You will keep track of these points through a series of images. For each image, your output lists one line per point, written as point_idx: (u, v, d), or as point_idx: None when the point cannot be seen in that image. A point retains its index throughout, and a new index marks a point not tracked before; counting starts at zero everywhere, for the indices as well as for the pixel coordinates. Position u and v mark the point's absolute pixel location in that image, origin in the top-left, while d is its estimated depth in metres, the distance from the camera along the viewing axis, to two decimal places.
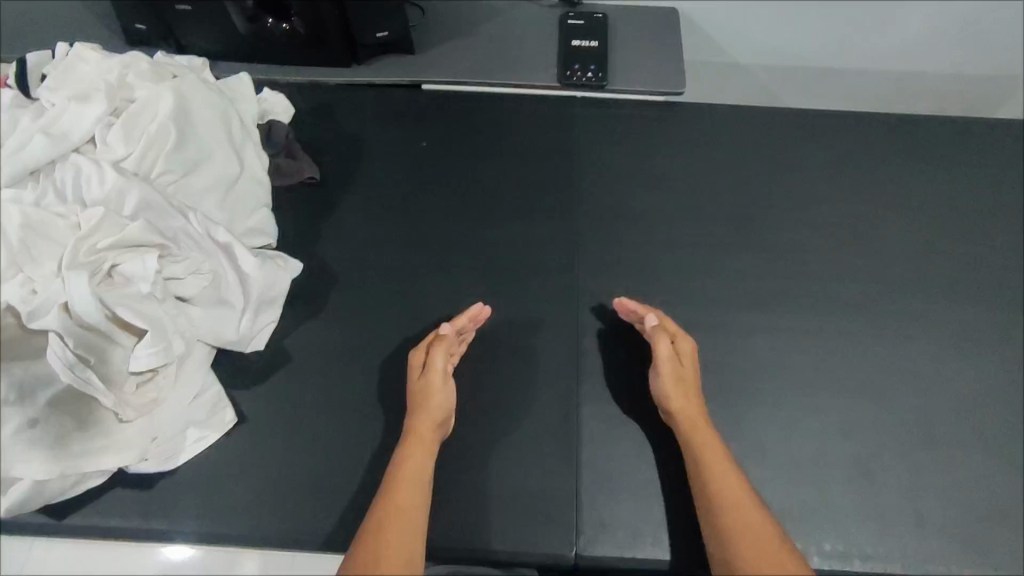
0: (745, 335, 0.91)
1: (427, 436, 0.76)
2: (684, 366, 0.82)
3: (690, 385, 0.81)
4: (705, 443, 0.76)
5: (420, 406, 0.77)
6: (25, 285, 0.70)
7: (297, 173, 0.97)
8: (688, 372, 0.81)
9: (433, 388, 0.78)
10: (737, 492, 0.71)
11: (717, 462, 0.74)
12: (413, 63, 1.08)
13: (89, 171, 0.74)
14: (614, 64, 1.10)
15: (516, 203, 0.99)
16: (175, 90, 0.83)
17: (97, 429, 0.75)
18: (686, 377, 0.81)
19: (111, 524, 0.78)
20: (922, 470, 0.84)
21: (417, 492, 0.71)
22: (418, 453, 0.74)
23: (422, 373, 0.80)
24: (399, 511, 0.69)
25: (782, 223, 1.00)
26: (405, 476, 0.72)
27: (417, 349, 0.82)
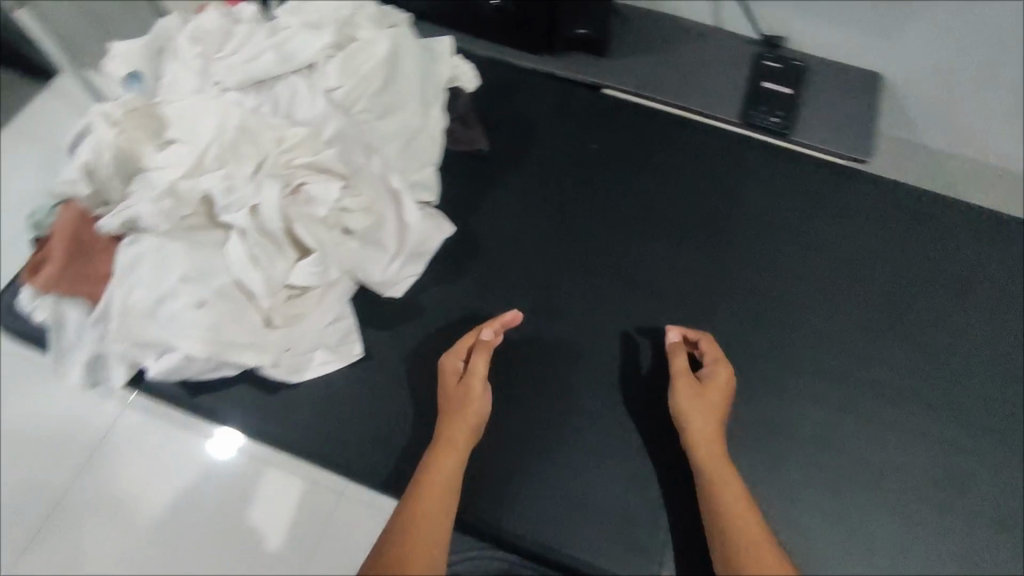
0: (871, 429, 0.86)
1: (461, 443, 0.76)
2: (702, 388, 0.79)
3: (711, 410, 0.78)
4: (722, 476, 0.73)
5: (458, 410, 0.78)
6: (224, 180, 0.77)
7: (470, 142, 1.02)
8: (709, 394, 0.79)
9: (473, 393, 0.79)
10: (754, 535, 0.68)
11: (733, 495, 0.71)
12: (600, 66, 1.10)
13: (304, 93, 0.82)
14: (801, 114, 1.07)
15: (669, 226, 0.98)
16: (394, 38, 0.88)
17: (248, 329, 0.79)
18: (705, 400, 0.78)
19: (232, 414, 0.84)
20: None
21: (445, 496, 0.72)
22: (452, 457, 0.75)
23: (458, 377, 0.81)
24: (425, 513, 0.69)
25: (949, 325, 0.92)
26: (433, 481, 0.72)
27: (453, 353, 0.82)
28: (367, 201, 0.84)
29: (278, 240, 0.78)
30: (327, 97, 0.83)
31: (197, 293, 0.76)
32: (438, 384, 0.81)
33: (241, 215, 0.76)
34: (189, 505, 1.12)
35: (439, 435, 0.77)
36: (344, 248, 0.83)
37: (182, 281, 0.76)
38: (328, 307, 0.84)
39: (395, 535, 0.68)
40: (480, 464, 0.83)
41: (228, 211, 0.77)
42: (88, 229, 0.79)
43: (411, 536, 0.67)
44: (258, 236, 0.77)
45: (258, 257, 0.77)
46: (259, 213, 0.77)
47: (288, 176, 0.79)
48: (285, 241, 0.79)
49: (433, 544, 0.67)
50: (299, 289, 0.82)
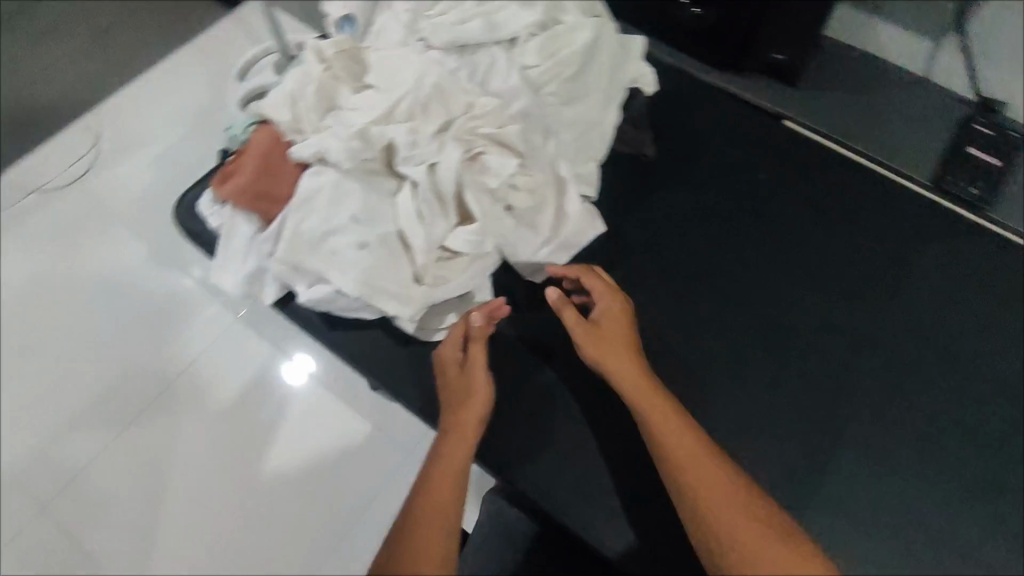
0: (1008, 555, 0.77)
1: (469, 433, 0.74)
2: (608, 327, 0.79)
3: (620, 345, 0.78)
4: (651, 405, 0.73)
5: (460, 402, 0.76)
6: (410, 133, 0.79)
7: (637, 146, 1.00)
8: (605, 330, 0.79)
9: (476, 383, 0.77)
10: (703, 465, 0.68)
11: (668, 427, 0.71)
12: (788, 96, 1.06)
13: (502, 66, 0.84)
14: (1004, 191, 0.97)
15: (827, 278, 0.92)
16: (597, 27, 0.87)
17: (397, 280, 0.80)
18: (613, 338, 0.78)
19: (359, 355, 0.87)
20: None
21: (454, 488, 0.70)
22: (461, 448, 0.73)
23: (459, 366, 0.80)
24: (433, 505, 0.68)
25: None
26: (441, 474, 0.70)
27: (449, 344, 0.81)
28: (535, 182, 0.84)
29: (444, 204, 0.80)
30: (522, 74, 0.84)
31: (362, 237, 0.79)
32: (438, 378, 0.80)
33: (416, 170, 0.79)
34: (265, 420, 1.23)
35: (443, 428, 0.75)
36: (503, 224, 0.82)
37: (351, 220, 0.79)
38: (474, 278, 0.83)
39: (402, 529, 0.66)
40: (581, 468, 0.82)
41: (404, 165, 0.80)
42: (279, 154, 0.83)
43: (416, 529, 0.66)
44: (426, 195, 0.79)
45: (422, 215, 0.79)
46: (434, 172, 0.79)
47: (470, 142, 0.81)
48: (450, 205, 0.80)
49: (443, 539, 0.65)
50: (451, 254, 0.83)
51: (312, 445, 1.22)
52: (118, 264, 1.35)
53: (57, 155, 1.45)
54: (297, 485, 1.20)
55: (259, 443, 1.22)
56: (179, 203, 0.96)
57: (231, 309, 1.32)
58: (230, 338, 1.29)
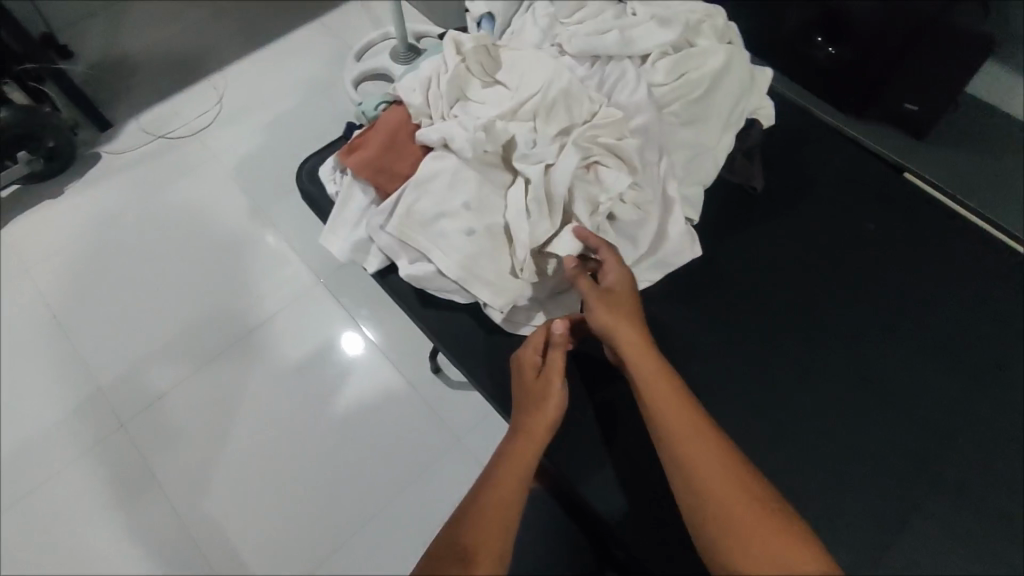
0: None
1: (539, 436, 0.75)
2: (615, 294, 0.76)
3: (627, 315, 0.75)
4: (648, 379, 0.71)
5: (536, 404, 0.77)
6: (531, 135, 0.84)
7: (744, 177, 1.00)
8: (619, 307, 0.75)
9: (552, 388, 0.78)
10: (692, 440, 0.65)
11: (666, 415, 0.68)
12: (912, 148, 1.02)
13: (630, 80, 0.85)
14: None
15: (927, 340, 0.89)
16: (729, 55, 0.88)
17: (496, 271, 0.83)
18: (619, 306, 0.75)
19: (443, 335, 0.90)
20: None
21: (518, 484, 0.69)
22: (528, 449, 0.73)
23: (539, 370, 0.80)
24: (496, 497, 0.67)
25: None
26: (507, 469, 0.70)
27: (529, 349, 0.82)
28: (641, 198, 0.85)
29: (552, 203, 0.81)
30: (649, 90, 0.85)
31: (469, 224, 0.83)
32: (516, 379, 0.82)
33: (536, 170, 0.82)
34: (326, 384, 1.30)
35: (517, 428, 0.76)
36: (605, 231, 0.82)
37: (463, 207, 0.83)
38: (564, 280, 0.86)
39: (463, 516, 0.66)
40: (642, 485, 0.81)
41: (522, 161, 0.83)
42: (406, 137, 0.88)
43: (477, 517, 0.65)
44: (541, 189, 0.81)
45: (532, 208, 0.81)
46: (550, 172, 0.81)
47: (587, 149, 0.82)
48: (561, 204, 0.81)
49: (500, 532, 0.64)
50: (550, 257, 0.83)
51: (363, 416, 1.27)
52: (223, 214, 1.46)
53: (189, 108, 1.58)
54: (344, 448, 1.25)
55: (316, 404, 1.28)
56: (301, 166, 1.03)
57: (314, 273, 1.40)
58: (306, 301, 1.37)
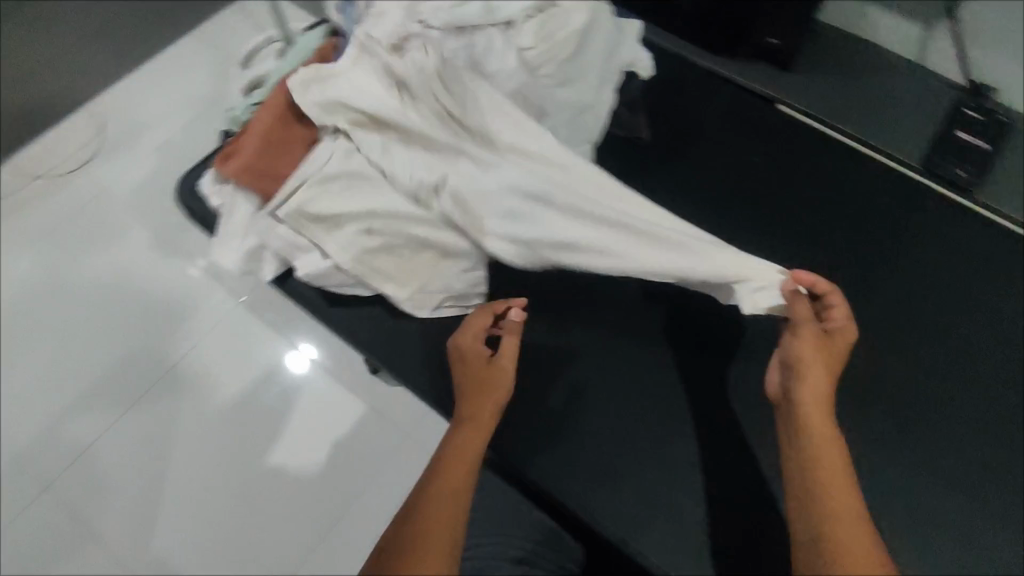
0: (971, 516, 0.82)
1: (487, 421, 0.75)
2: (834, 343, 0.74)
3: (832, 363, 0.73)
4: (814, 410, 0.70)
5: (485, 390, 0.77)
6: (407, 117, 0.81)
7: (631, 128, 1.01)
8: (834, 353, 0.73)
9: (499, 373, 0.78)
10: (840, 478, 0.66)
11: (830, 444, 0.68)
12: (782, 78, 1.06)
13: (499, 48, 0.85)
14: (991, 174, 0.99)
15: (815, 257, 0.95)
16: (592, 11, 0.89)
17: (394, 257, 0.82)
18: (830, 356, 0.73)
19: (357, 332, 0.88)
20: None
21: (467, 476, 0.69)
22: (477, 436, 0.73)
23: (490, 356, 0.79)
24: (447, 491, 0.67)
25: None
26: (456, 463, 0.70)
27: (470, 333, 0.79)
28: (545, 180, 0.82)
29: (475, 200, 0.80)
30: (518, 56, 0.85)
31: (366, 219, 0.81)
32: (461, 360, 0.79)
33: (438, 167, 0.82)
34: (262, 405, 1.25)
35: (463, 416, 0.75)
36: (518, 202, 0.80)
37: (348, 198, 0.81)
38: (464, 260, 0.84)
39: (411, 517, 0.65)
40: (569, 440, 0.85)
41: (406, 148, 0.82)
42: (286, 128, 0.85)
43: (428, 516, 0.64)
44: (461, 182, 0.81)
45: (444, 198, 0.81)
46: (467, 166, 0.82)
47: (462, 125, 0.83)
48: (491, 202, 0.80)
49: (452, 530, 0.64)
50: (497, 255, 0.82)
51: (306, 430, 1.24)
52: (118, 249, 1.37)
53: (58, 141, 1.45)
54: (293, 465, 1.22)
55: (255, 428, 1.24)
56: (178, 183, 0.97)
57: (232, 294, 1.33)
58: (238, 325, 1.31)
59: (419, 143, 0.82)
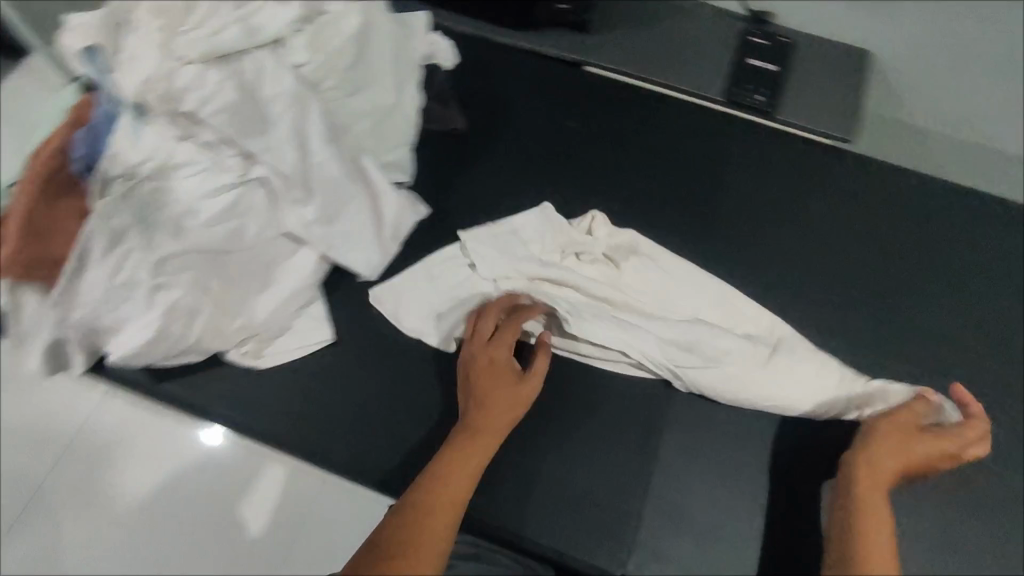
0: None
1: (497, 428, 0.74)
2: (938, 436, 0.73)
3: (940, 458, 0.73)
4: (872, 482, 0.71)
5: (500, 395, 0.75)
6: (191, 174, 0.78)
7: (446, 122, 1.00)
8: (924, 445, 0.73)
9: (521, 384, 0.76)
10: (879, 541, 0.66)
11: (873, 508, 0.69)
12: (582, 41, 1.06)
13: (270, 69, 0.79)
14: (788, 93, 1.04)
15: (646, 205, 0.96)
16: (364, 12, 0.85)
17: (209, 320, 0.78)
18: (916, 450, 0.73)
19: (199, 402, 0.82)
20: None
21: (467, 480, 0.70)
22: (484, 441, 0.73)
23: (518, 375, 0.77)
24: (443, 492, 0.68)
25: (943, 307, 0.90)
26: (460, 463, 0.71)
27: (498, 341, 0.79)
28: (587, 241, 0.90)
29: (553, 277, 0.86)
30: (295, 74, 0.80)
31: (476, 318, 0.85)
32: (489, 368, 0.77)
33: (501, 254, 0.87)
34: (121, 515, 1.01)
35: (476, 423, 0.74)
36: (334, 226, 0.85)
37: (142, 273, 0.75)
38: (315, 284, 0.85)
39: (403, 510, 0.66)
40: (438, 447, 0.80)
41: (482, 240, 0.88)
42: (45, 210, 0.77)
43: (418, 516, 0.65)
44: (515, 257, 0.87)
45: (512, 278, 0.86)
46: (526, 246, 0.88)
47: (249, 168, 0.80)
48: (578, 277, 0.86)
49: (439, 533, 0.65)
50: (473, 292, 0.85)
51: (199, 524, 1.00)
52: None
53: None
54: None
55: (117, 543, 1.00)
56: None
57: (84, 388, 1.06)
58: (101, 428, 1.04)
59: (206, 195, 0.78)
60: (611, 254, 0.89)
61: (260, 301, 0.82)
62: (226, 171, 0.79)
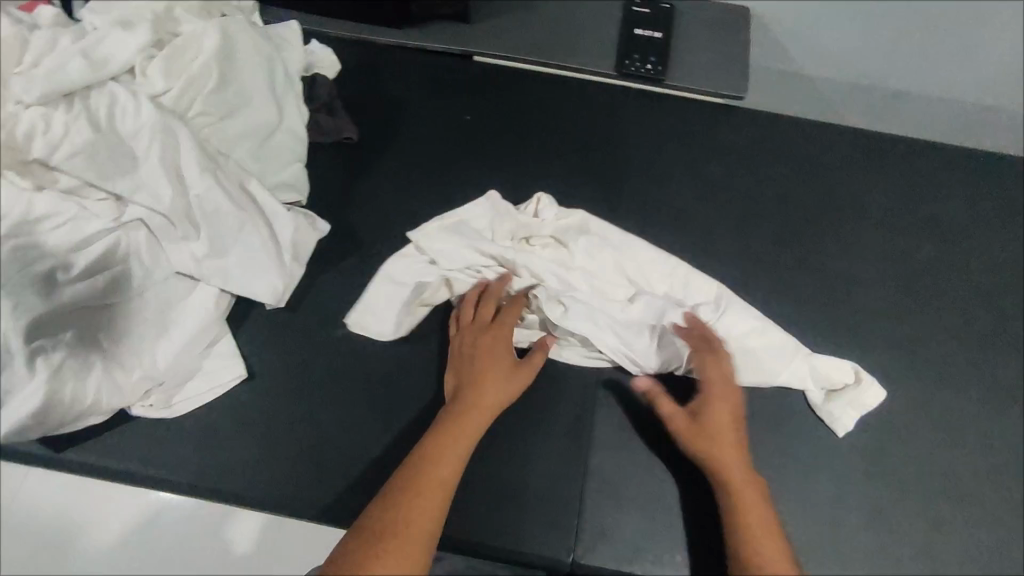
0: None
1: (481, 412, 0.72)
2: (698, 412, 0.74)
3: (722, 420, 0.73)
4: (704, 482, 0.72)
5: (495, 383, 0.75)
6: (59, 225, 0.72)
7: (336, 131, 0.95)
8: (705, 420, 0.73)
9: (519, 374, 0.76)
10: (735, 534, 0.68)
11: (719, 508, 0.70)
12: (465, 31, 1.04)
13: (126, 102, 0.75)
14: (676, 59, 1.05)
15: (550, 187, 0.94)
16: (223, 29, 0.82)
17: (102, 376, 0.74)
18: (705, 424, 0.73)
19: (109, 463, 0.77)
20: (995, 539, 0.76)
21: (451, 468, 0.68)
22: (468, 427, 0.71)
23: (516, 361, 0.77)
24: (428, 478, 0.66)
25: (846, 246, 0.91)
26: (448, 447, 0.69)
27: (500, 331, 0.78)
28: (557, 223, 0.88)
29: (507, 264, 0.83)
30: (153, 102, 0.76)
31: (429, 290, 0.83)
32: (488, 351, 0.77)
33: (458, 251, 0.84)
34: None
35: (468, 403, 0.73)
36: (227, 255, 0.78)
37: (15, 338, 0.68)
38: (218, 322, 0.80)
39: (390, 498, 0.64)
40: (368, 465, 0.77)
41: (438, 239, 0.85)
42: None
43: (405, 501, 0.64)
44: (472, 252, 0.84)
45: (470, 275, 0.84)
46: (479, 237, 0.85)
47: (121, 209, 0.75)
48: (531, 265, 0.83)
49: (425, 521, 0.63)
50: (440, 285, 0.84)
51: None
52: None
53: None
54: None
55: None
56: None
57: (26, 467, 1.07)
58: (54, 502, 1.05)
59: (82, 245, 0.73)
60: (560, 234, 0.87)
61: (158, 349, 0.77)
62: (97, 218, 0.74)
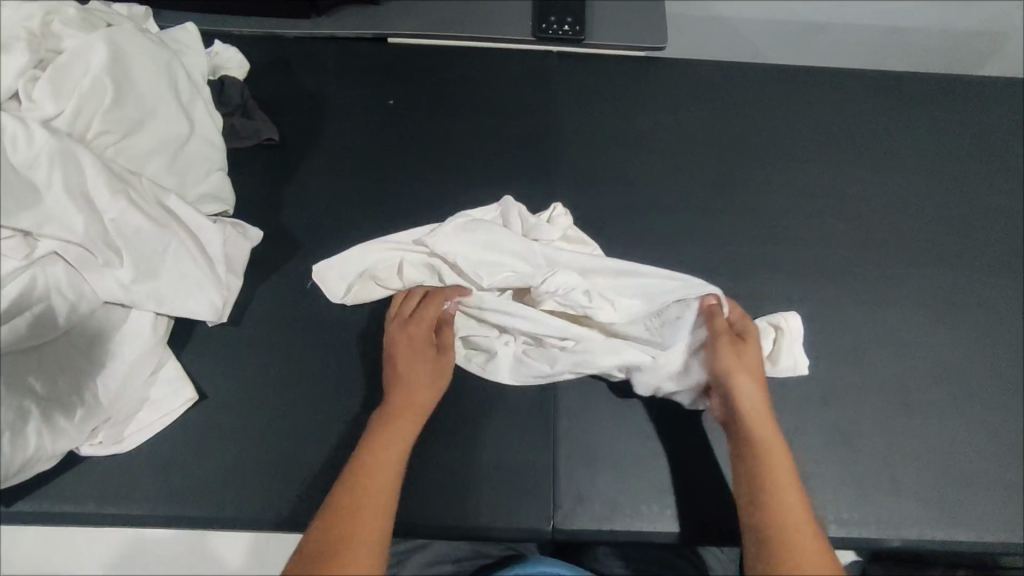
0: None
1: (418, 407, 0.72)
2: (745, 358, 0.74)
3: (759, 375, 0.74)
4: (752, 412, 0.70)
5: (417, 381, 0.74)
6: None
7: (255, 135, 0.91)
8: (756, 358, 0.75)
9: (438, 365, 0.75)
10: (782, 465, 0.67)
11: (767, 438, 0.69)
12: (375, 14, 1.01)
13: (14, 129, 0.67)
14: (591, 16, 1.04)
15: (484, 163, 0.93)
16: (110, 41, 0.76)
17: (44, 420, 0.71)
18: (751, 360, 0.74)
19: (64, 508, 0.75)
20: (943, 438, 0.80)
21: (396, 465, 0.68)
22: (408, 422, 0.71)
23: (434, 349, 0.76)
24: (372, 483, 0.65)
25: (778, 182, 0.93)
26: (389, 450, 0.68)
27: (416, 329, 0.76)
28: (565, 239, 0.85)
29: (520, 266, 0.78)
30: (46, 127, 0.69)
31: (385, 267, 0.82)
32: (403, 350, 0.75)
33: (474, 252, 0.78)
34: None
35: (397, 404, 0.72)
36: (157, 276, 0.75)
37: None
38: (160, 347, 0.77)
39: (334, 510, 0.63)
40: (337, 468, 0.76)
41: (451, 238, 0.79)
42: None
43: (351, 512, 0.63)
44: (499, 254, 0.78)
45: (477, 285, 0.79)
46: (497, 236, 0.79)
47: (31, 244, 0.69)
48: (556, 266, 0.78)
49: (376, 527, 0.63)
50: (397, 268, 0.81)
51: None
52: None
53: None
54: None
55: None
56: None
57: None
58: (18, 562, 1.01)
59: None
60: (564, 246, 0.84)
61: (99, 384, 0.74)
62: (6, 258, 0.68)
